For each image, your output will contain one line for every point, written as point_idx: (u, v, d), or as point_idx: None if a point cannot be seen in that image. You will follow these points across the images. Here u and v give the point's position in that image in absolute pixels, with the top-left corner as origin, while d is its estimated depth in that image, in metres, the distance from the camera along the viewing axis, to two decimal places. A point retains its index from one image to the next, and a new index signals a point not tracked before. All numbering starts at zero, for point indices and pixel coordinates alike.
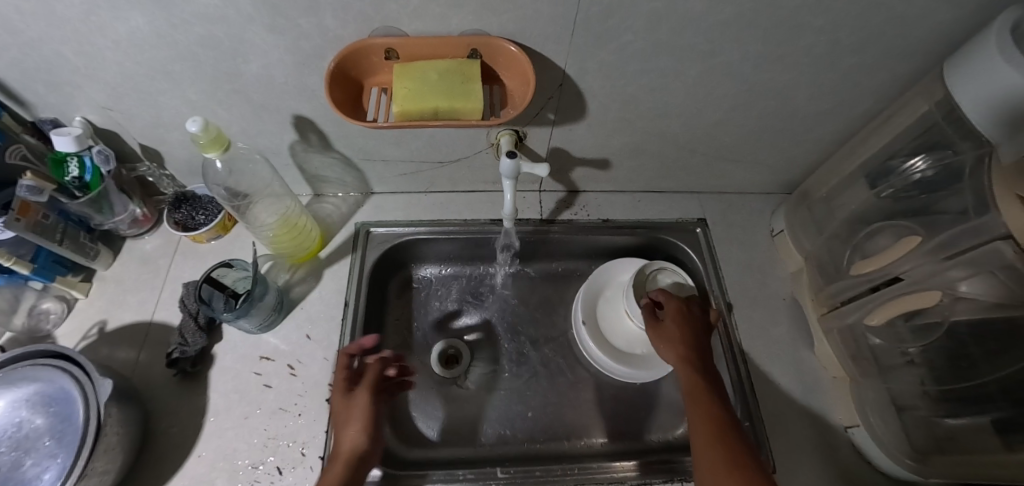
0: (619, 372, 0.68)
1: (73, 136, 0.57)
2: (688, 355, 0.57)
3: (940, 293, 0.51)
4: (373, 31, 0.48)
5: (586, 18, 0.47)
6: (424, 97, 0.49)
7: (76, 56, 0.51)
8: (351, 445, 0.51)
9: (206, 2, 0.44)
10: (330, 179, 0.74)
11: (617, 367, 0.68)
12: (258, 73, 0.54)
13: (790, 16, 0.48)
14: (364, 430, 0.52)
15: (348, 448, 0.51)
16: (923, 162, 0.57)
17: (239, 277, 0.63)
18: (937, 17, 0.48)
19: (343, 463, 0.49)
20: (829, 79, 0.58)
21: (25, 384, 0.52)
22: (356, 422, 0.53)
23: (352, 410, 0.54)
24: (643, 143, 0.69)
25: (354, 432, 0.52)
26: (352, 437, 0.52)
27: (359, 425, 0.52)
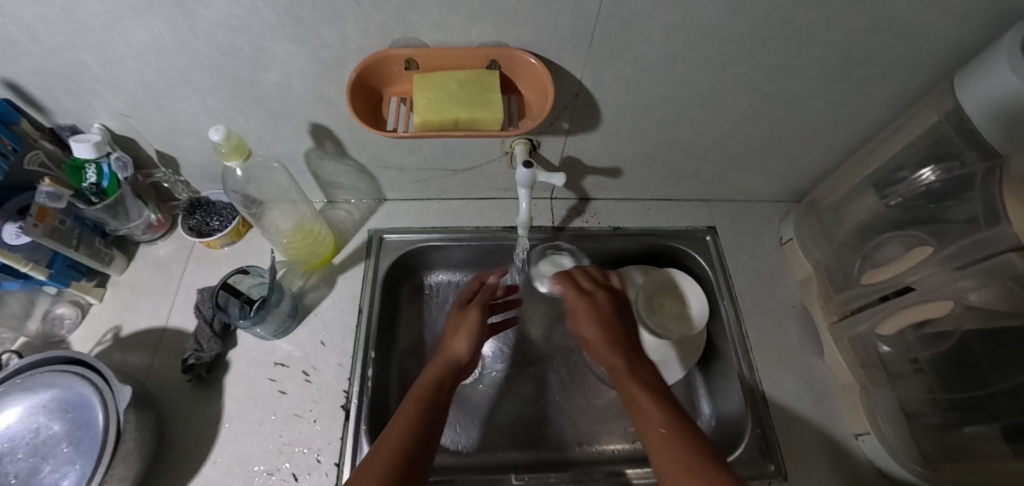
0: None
1: (92, 144, 0.57)
2: (609, 357, 0.54)
3: (951, 303, 0.52)
4: (393, 42, 0.49)
5: (603, 30, 0.48)
6: (444, 107, 0.49)
7: (98, 64, 0.51)
8: (453, 351, 0.56)
9: (230, 12, 0.45)
10: (344, 186, 0.74)
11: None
12: (277, 82, 0.54)
13: (804, 29, 0.49)
14: (469, 342, 0.57)
15: (451, 353, 0.55)
16: (931, 172, 0.58)
17: (255, 283, 0.64)
18: (949, 32, 0.49)
19: (443, 365, 0.54)
20: (840, 90, 0.59)
21: (44, 390, 0.53)
22: (464, 333, 0.58)
23: (465, 321, 0.59)
24: (654, 152, 0.70)
25: (462, 344, 0.57)
26: (460, 345, 0.56)
27: (468, 336, 0.57)
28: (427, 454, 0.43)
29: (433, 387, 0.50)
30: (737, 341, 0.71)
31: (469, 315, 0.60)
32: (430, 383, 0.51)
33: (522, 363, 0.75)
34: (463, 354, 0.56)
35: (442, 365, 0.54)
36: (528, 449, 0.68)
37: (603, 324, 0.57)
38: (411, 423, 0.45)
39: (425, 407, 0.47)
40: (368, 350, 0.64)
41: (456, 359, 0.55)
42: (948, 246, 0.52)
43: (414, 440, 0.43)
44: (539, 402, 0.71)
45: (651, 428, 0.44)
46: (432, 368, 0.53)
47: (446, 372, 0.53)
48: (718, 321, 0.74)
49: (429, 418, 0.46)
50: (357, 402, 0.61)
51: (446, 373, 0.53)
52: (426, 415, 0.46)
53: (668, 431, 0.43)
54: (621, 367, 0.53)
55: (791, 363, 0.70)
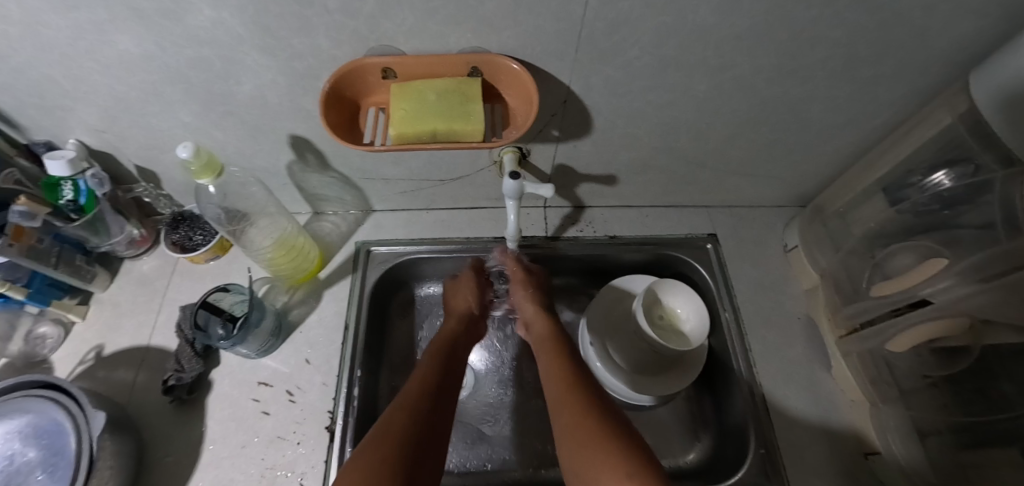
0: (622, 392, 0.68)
1: (67, 160, 0.55)
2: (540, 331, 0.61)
3: (970, 318, 0.49)
4: (368, 50, 0.47)
5: (589, 34, 0.45)
6: (422, 119, 0.47)
7: (66, 80, 0.49)
8: (462, 307, 0.64)
9: (195, 24, 0.43)
10: (330, 197, 0.72)
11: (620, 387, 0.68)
12: (251, 94, 0.52)
13: (805, 28, 0.46)
14: (475, 296, 0.65)
15: (461, 308, 0.64)
16: (946, 177, 0.54)
17: (236, 300, 0.62)
18: (964, 28, 0.45)
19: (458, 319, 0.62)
20: (846, 92, 0.55)
21: (18, 415, 0.51)
22: (466, 294, 0.65)
23: (462, 283, 0.66)
24: (650, 158, 0.67)
25: (466, 299, 0.65)
26: (462, 303, 0.64)
27: (468, 293, 0.65)
28: (445, 408, 0.48)
29: (450, 344, 0.57)
30: (739, 356, 0.67)
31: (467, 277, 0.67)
32: (448, 337, 0.58)
33: (518, 377, 0.73)
34: (470, 306, 0.64)
35: (456, 321, 0.61)
36: (521, 467, 0.66)
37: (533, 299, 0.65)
38: (428, 381, 0.49)
39: (435, 371, 0.52)
40: (354, 369, 0.62)
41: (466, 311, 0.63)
42: (962, 261, 0.49)
43: (429, 393, 0.48)
44: (532, 418, 0.70)
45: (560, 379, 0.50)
46: (449, 323, 0.61)
47: (460, 325, 0.61)
48: (719, 334, 0.71)
49: (444, 378, 0.51)
50: (341, 423, 0.59)
51: (460, 326, 0.61)
52: (439, 376, 0.51)
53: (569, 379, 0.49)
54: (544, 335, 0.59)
55: (796, 378, 0.67)
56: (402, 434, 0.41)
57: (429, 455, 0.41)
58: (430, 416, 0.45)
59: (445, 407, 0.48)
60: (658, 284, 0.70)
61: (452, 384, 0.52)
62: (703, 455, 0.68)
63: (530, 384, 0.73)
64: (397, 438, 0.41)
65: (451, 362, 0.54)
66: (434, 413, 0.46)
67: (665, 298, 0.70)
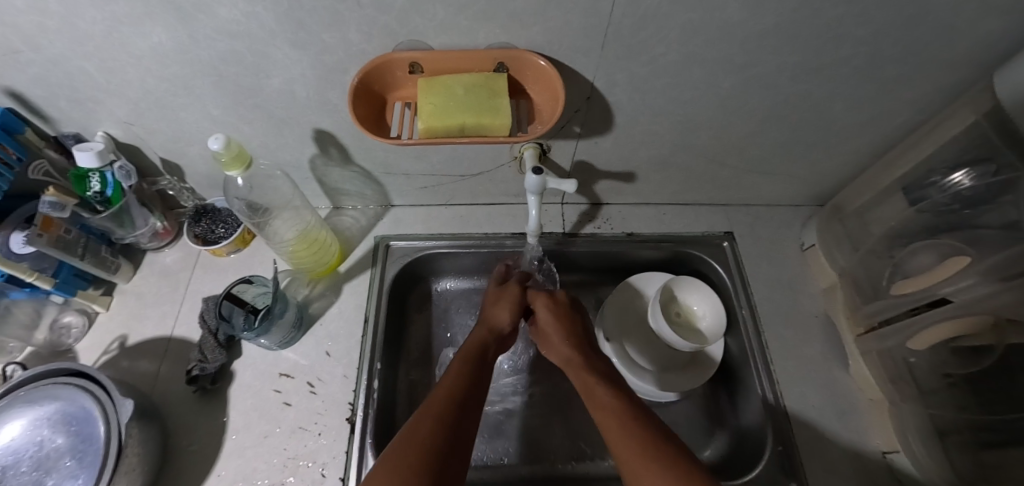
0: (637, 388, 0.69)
1: (95, 152, 0.56)
2: (569, 353, 0.59)
3: (993, 317, 0.49)
4: (397, 45, 0.47)
5: (617, 30, 0.46)
6: (450, 113, 0.47)
7: (98, 73, 0.50)
8: (495, 320, 0.61)
9: (229, 18, 0.43)
10: (350, 192, 0.73)
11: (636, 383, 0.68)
12: (279, 88, 0.53)
13: (831, 26, 0.46)
14: (511, 314, 0.62)
15: (494, 320, 0.61)
16: (966, 176, 0.54)
17: (259, 293, 0.63)
18: (991, 26, 0.46)
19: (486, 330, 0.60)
20: (869, 90, 0.55)
21: (48, 402, 0.52)
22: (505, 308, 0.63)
23: (505, 295, 0.65)
24: (670, 156, 0.67)
25: (503, 317, 0.62)
26: (500, 317, 0.62)
27: (509, 308, 0.62)
28: (471, 417, 0.47)
29: (477, 351, 0.56)
30: (757, 354, 0.67)
31: (508, 291, 0.65)
32: (475, 346, 0.56)
33: (534, 372, 0.74)
34: (505, 323, 0.61)
35: (485, 330, 0.60)
36: (537, 461, 0.66)
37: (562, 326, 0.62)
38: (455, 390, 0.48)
39: (463, 378, 0.51)
40: (374, 362, 0.63)
41: (498, 327, 0.61)
42: (988, 257, 0.49)
43: (457, 404, 0.47)
44: (548, 413, 0.70)
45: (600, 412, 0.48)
46: (478, 332, 0.59)
47: (490, 336, 0.59)
48: (737, 331, 0.71)
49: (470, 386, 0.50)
50: (362, 415, 0.59)
51: (490, 338, 0.59)
52: (465, 384, 0.50)
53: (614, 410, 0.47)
54: (579, 361, 0.57)
55: (814, 376, 0.67)
56: (427, 444, 0.41)
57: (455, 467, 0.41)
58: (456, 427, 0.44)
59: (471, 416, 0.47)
60: (675, 282, 0.70)
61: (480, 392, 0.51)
62: (719, 451, 0.68)
63: (546, 379, 0.73)
64: (421, 451, 0.40)
65: (478, 369, 0.53)
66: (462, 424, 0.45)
67: (682, 296, 0.70)
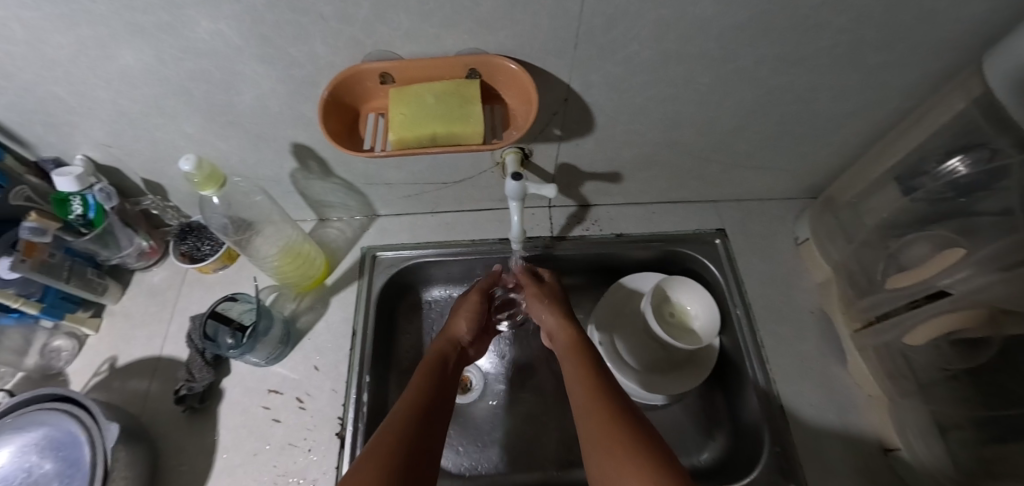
0: (651, 399, 0.67)
1: (74, 176, 0.57)
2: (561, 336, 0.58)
3: (988, 310, 0.48)
4: (365, 56, 0.46)
5: (588, 31, 0.44)
6: (421, 124, 0.46)
7: (70, 97, 0.50)
8: (455, 333, 0.61)
9: (194, 36, 0.43)
10: (334, 204, 0.73)
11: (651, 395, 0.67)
12: (252, 104, 0.52)
13: (810, 16, 0.44)
14: (469, 322, 0.62)
15: (453, 334, 0.61)
16: (961, 163, 0.52)
17: (245, 309, 0.62)
18: (976, 9, 0.44)
19: (446, 344, 0.59)
20: (854, 79, 0.54)
21: (35, 427, 0.52)
22: (466, 316, 0.63)
23: (464, 304, 0.64)
24: (655, 154, 0.66)
25: (463, 326, 0.62)
26: (461, 328, 0.62)
27: (467, 317, 0.62)
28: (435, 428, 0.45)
29: (438, 362, 0.56)
30: (752, 354, 0.66)
31: (466, 299, 0.65)
32: (437, 359, 0.56)
33: (527, 379, 0.73)
34: (465, 333, 0.61)
35: (446, 343, 0.59)
36: (533, 469, 0.65)
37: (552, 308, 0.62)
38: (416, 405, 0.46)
39: (425, 390, 0.49)
40: (362, 374, 0.62)
41: (458, 339, 0.61)
42: (983, 248, 0.47)
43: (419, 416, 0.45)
44: (543, 419, 0.69)
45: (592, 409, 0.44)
46: (438, 346, 0.59)
47: (449, 349, 0.59)
48: (732, 330, 0.70)
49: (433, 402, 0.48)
50: (352, 429, 0.59)
51: (449, 350, 0.58)
52: (422, 399, 0.48)
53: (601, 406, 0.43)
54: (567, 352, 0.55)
55: (811, 374, 0.65)
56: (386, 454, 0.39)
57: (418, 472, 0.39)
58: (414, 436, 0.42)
59: (434, 427, 0.45)
60: (667, 283, 0.69)
61: (443, 405, 0.49)
62: (718, 453, 0.67)
63: (539, 385, 0.72)
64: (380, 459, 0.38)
65: (443, 385, 0.52)
66: (426, 435, 0.43)
67: (675, 295, 0.69)
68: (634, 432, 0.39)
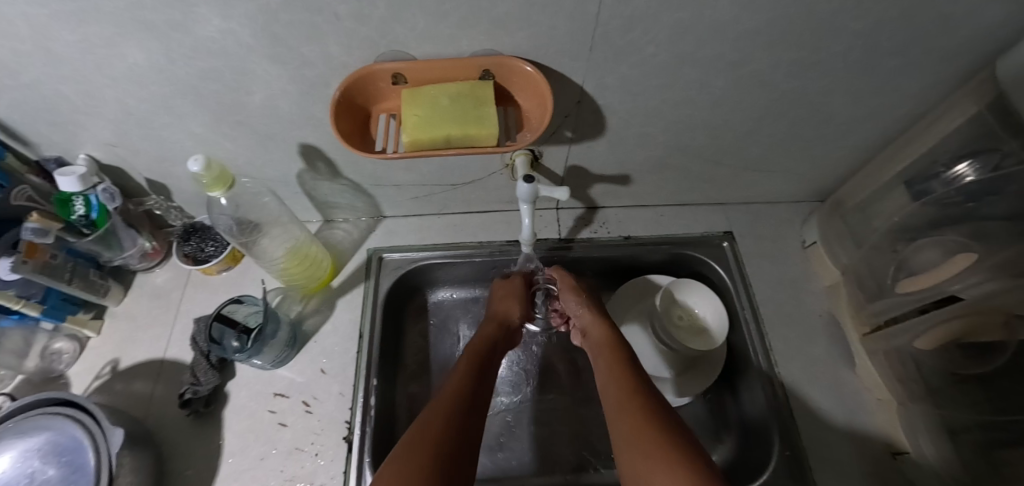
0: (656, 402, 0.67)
1: (78, 176, 0.55)
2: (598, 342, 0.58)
3: (999, 315, 0.48)
4: (379, 56, 0.46)
5: (604, 33, 0.44)
6: (435, 125, 0.46)
7: (75, 95, 0.49)
8: (507, 313, 0.63)
9: (205, 35, 0.42)
10: (341, 205, 0.72)
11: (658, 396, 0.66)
12: (261, 104, 0.51)
13: (827, 20, 0.44)
14: (518, 305, 0.64)
15: (502, 314, 0.62)
16: (969, 168, 0.52)
17: (251, 312, 0.61)
18: (994, 15, 0.44)
19: (496, 324, 0.61)
20: (867, 83, 0.54)
21: (37, 432, 0.51)
22: (513, 300, 0.64)
23: (509, 289, 0.66)
24: (665, 157, 0.66)
25: (513, 307, 0.63)
26: (509, 310, 0.63)
27: (515, 301, 0.64)
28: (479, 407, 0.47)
29: (485, 344, 0.57)
30: (761, 358, 0.66)
31: (513, 282, 0.67)
32: (485, 339, 0.57)
33: (534, 382, 0.72)
34: (515, 315, 0.62)
35: (496, 324, 0.60)
36: (541, 473, 0.65)
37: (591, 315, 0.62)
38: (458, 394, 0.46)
39: (468, 377, 0.50)
40: (370, 378, 0.62)
41: (507, 319, 0.62)
42: (995, 254, 0.48)
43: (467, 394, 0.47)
44: (551, 422, 0.69)
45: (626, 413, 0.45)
46: (489, 326, 0.60)
47: (497, 330, 0.60)
48: (740, 334, 0.69)
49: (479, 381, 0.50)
50: (359, 433, 0.58)
51: (498, 331, 0.60)
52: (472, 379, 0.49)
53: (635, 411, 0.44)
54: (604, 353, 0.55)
55: (821, 377, 0.65)
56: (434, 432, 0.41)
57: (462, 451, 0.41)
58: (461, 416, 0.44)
59: (479, 412, 0.46)
60: (674, 285, 0.68)
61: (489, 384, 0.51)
62: (726, 456, 0.67)
63: (547, 388, 0.72)
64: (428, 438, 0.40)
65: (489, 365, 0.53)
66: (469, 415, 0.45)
67: (683, 297, 0.69)
68: (672, 440, 0.39)
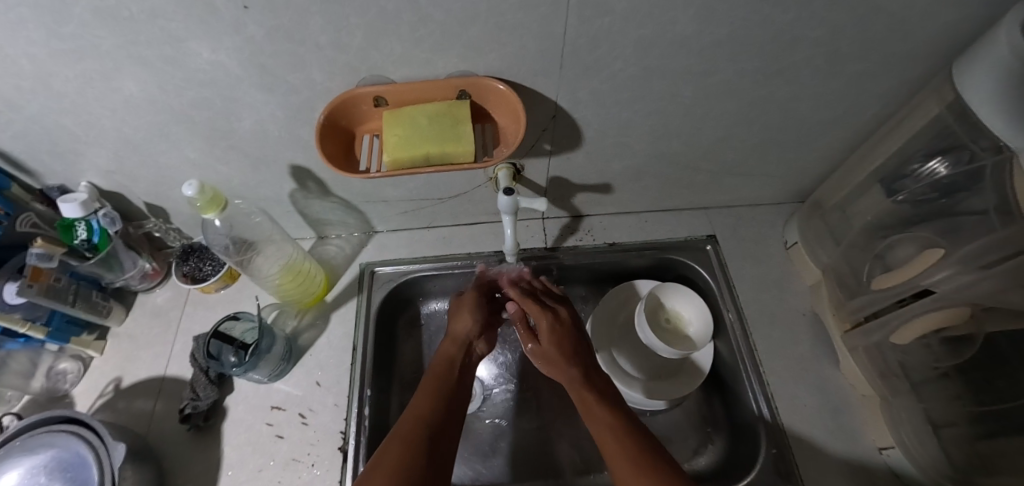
0: (646, 404, 0.68)
1: (79, 202, 0.58)
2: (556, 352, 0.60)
3: (967, 307, 0.50)
4: (360, 81, 0.48)
5: (573, 51, 0.46)
6: (415, 143, 0.48)
7: (75, 126, 0.52)
8: (461, 333, 0.61)
9: (195, 67, 0.45)
10: (332, 222, 0.74)
11: (651, 402, 0.67)
12: (252, 129, 0.54)
13: (785, 30, 0.46)
14: (473, 320, 0.62)
15: (459, 332, 0.61)
16: (941, 164, 0.54)
17: (247, 328, 0.64)
18: (943, 19, 0.46)
19: (454, 344, 0.60)
20: (832, 88, 0.56)
21: (43, 449, 0.53)
22: (466, 312, 0.63)
23: (465, 302, 0.64)
24: (645, 165, 0.68)
25: (466, 322, 0.62)
26: (464, 324, 0.62)
27: (471, 315, 0.62)
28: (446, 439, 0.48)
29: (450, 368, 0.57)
30: (746, 359, 0.67)
31: (464, 297, 0.65)
32: (443, 363, 0.57)
33: (526, 387, 0.74)
34: (469, 330, 0.61)
35: (453, 345, 0.60)
36: (534, 478, 0.66)
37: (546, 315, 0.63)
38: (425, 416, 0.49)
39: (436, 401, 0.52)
40: (363, 389, 0.64)
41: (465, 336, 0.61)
42: (964, 245, 0.49)
43: (431, 424, 0.48)
44: (543, 429, 0.70)
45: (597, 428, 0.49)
46: (446, 347, 0.60)
47: (458, 349, 0.60)
48: (725, 335, 0.71)
49: (445, 414, 0.51)
50: (354, 442, 0.60)
51: (459, 350, 0.59)
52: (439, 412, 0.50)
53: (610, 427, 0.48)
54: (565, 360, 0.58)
55: (805, 376, 0.66)
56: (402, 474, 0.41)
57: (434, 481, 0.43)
58: (430, 453, 0.45)
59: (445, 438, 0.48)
60: (656, 291, 0.70)
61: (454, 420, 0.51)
62: (717, 457, 0.67)
63: (538, 394, 0.73)
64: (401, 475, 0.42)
65: (453, 389, 0.54)
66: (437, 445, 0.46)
67: (668, 301, 0.71)
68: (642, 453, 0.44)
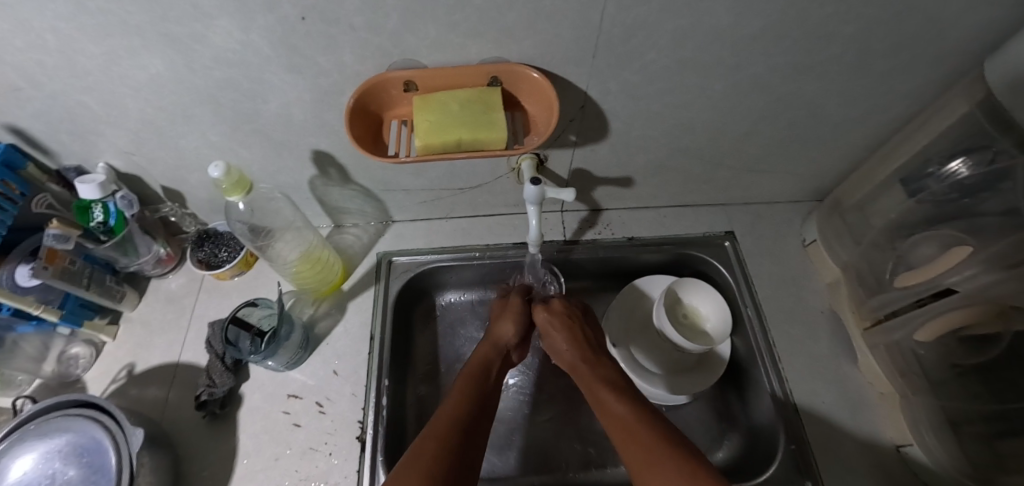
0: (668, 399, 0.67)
1: (97, 184, 0.57)
2: (571, 357, 0.60)
3: (998, 306, 0.49)
4: (392, 65, 0.48)
5: (608, 40, 0.46)
6: (446, 130, 0.47)
7: (98, 106, 0.51)
8: (500, 336, 0.62)
9: (225, 46, 0.44)
10: (350, 210, 0.74)
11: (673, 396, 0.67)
12: (277, 112, 0.53)
13: (821, 24, 0.46)
14: (514, 327, 0.64)
15: (498, 336, 0.62)
16: (964, 165, 0.54)
17: (265, 315, 0.63)
18: (979, 17, 0.46)
19: (491, 346, 0.61)
20: (861, 85, 0.55)
21: (59, 434, 0.52)
22: (509, 321, 0.64)
23: (509, 309, 0.66)
24: (667, 159, 0.68)
25: (507, 329, 0.63)
26: (503, 331, 0.63)
27: (513, 323, 0.64)
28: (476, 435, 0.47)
29: (481, 368, 0.57)
30: (764, 354, 0.67)
31: (510, 305, 0.67)
32: (480, 363, 0.57)
33: (541, 381, 0.74)
34: (510, 337, 0.63)
35: (489, 346, 0.61)
36: (551, 471, 0.66)
37: (565, 329, 0.63)
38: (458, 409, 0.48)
39: (467, 396, 0.51)
40: (382, 378, 0.63)
41: (502, 342, 0.62)
42: (990, 246, 0.49)
43: (465, 417, 0.48)
44: (559, 423, 0.70)
45: (612, 421, 0.48)
46: (483, 347, 0.61)
47: (494, 353, 0.60)
48: (742, 331, 0.71)
49: (476, 408, 0.50)
50: (372, 433, 0.59)
51: (494, 353, 0.60)
52: (472, 407, 0.50)
53: (624, 419, 0.46)
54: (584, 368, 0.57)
55: (824, 373, 0.66)
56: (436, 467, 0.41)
57: (464, 472, 0.42)
58: (461, 446, 0.44)
59: (477, 435, 0.47)
60: (676, 285, 0.70)
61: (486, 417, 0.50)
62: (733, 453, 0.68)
63: (554, 388, 0.73)
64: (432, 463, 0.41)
65: (487, 387, 0.54)
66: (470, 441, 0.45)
67: (686, 297, 0.70)
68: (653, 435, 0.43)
